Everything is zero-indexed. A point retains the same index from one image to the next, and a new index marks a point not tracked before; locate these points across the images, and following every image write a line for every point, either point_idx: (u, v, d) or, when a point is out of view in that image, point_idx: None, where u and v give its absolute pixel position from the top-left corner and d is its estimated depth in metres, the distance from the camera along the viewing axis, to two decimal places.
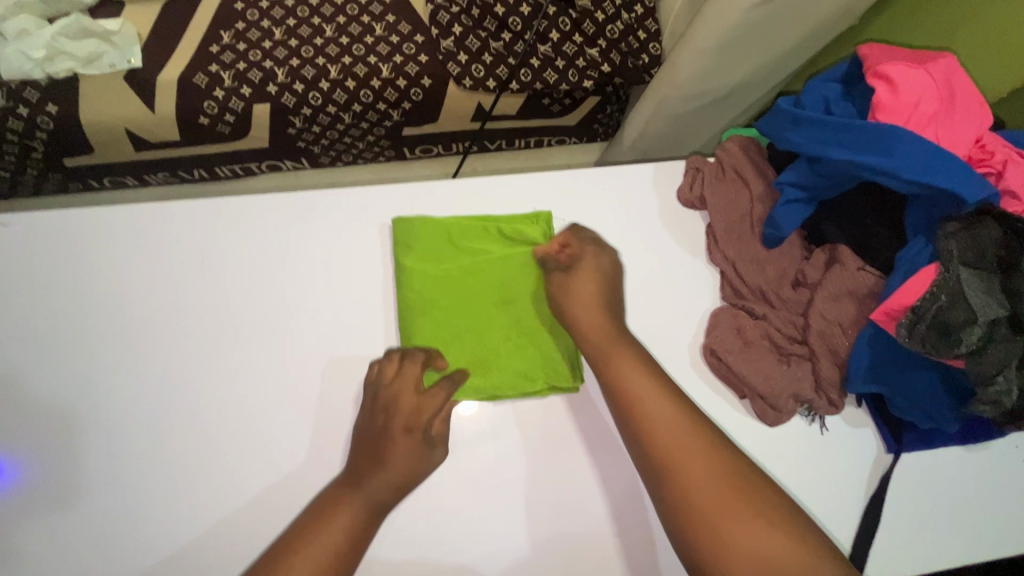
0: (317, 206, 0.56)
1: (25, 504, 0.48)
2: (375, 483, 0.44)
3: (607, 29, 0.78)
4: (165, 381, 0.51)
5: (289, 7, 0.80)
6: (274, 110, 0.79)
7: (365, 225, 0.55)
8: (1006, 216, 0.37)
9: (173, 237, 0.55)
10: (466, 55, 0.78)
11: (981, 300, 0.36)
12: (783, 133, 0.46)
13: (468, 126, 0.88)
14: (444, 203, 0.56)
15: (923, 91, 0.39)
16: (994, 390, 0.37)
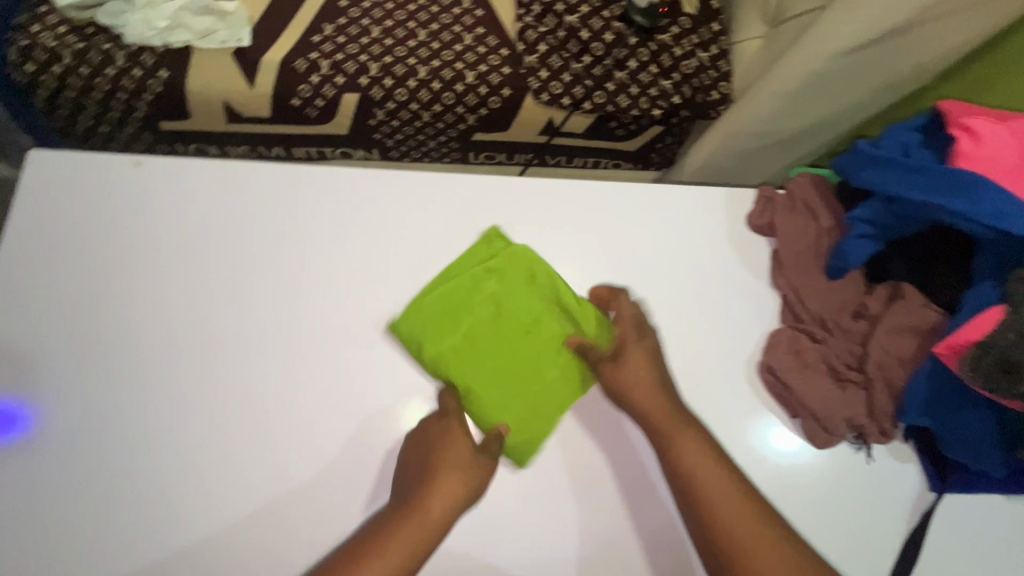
0: (404, 188, 0.57)
1: (88, 444, 0.48)
2: (446, 485, 0.45)
3: (683, 64, 0.83)
4: (238, 337, 0.51)
5: (389, 9, 0.87)
6: (361, 100, 0.85)
7: (450, 212, 0.57)
8: None
9: (262, 196, 0.55)
10: (547, 72, 0.83)
11: None
12: (859, 174, 0.49)
13: (535, 139, 0.92)
14: (526, 200, 0.58)
15: (1004, 146, 0.42)
16: None
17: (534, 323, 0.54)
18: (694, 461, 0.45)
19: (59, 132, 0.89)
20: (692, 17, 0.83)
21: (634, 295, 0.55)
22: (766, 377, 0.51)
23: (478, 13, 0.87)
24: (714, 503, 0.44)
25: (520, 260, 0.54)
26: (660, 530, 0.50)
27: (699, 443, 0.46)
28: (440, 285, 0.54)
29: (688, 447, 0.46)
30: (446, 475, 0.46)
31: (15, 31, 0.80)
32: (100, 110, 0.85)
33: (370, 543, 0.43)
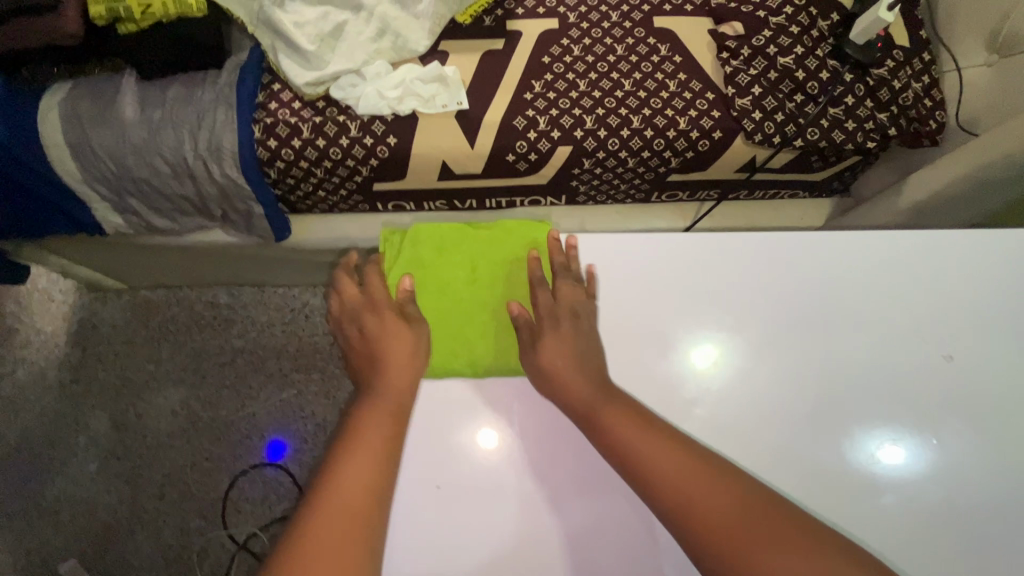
0: (728, 246, 0.60)
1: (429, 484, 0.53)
2: (389, 379, 0.53)
3: (900, 96, 0.83)
4: (367, 348, 0.56)
5: (592, 62, 0.90)
6: (573, 152, 0.88)
7: (770, 268, 0.59)
8: None
9: (609, 259, 0.61)
10: (760, 113, 0.85)
11: None
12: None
13: (732, 176, 0.94)
14: (839, 250, 0.59)
15: None
16: None
17: (474, 268, 0.63)
18: (614, 410, 0.51)
19: (278, 198, 0.94)
20: (904, 50, 0.84)
21: (969, 342, 0.56)
22: None
23: (678, 60, 0.90)
24: (642, 453, 0.48)
25: (434, 233, 0.64)
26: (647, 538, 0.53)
27: (616, 399, 0.52)
28: (804, 334, 0.57)
29: (600, 400, 0.51)
30: (372, 434, 0.49)
31: (257, 108, 0.86)
32: (325, 177, 0.90)
33: (319, 506, 0.44)
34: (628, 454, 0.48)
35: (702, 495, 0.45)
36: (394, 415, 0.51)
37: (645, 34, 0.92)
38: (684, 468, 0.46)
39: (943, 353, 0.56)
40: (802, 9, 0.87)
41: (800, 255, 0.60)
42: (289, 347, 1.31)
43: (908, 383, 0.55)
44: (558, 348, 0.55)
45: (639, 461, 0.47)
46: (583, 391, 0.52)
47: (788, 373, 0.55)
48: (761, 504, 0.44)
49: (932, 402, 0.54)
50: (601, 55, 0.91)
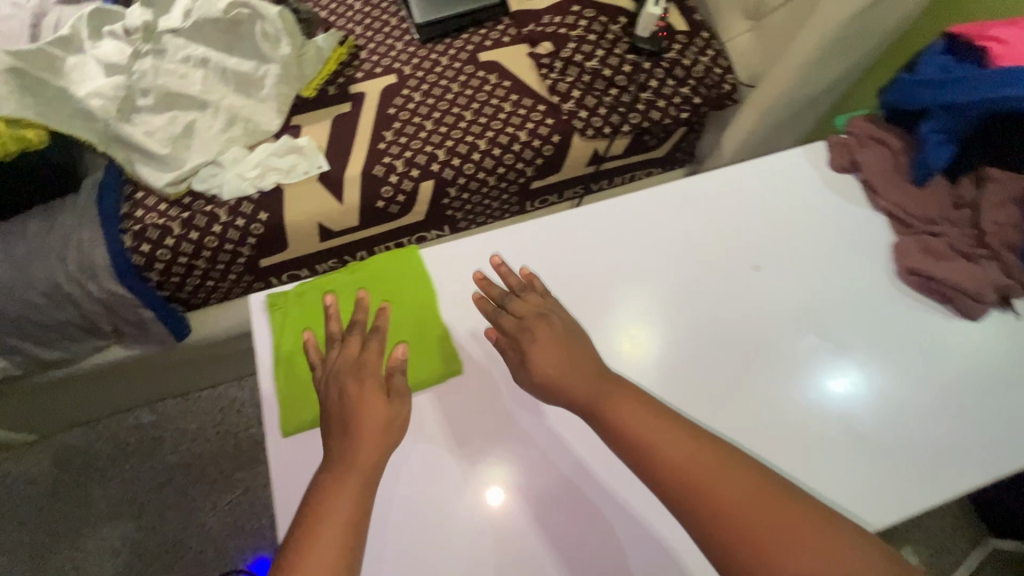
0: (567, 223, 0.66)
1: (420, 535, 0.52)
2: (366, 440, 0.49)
3: (693, 71, 0.96)
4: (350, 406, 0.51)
5: (433, 104, 1.00)
6: (435, 184, 0.95)
7: (607, 235, 0.65)
8: None
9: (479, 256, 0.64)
10: (585, 111, 0.96)
11: None
12: (961, 82, 0.58)
13: (585, 171, 1.04)
14: (660, 200, 0.67)
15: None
16: None
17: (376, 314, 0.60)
18: (615, 411, 0.51)
19: (168, 299, 0.95)
20: (685, 33, 0.98)
21: (777, 253, 0.64)
22: (911, 278, 0.61)
23: (507, 84, 1.01)
24: (651, 445, 0.49)
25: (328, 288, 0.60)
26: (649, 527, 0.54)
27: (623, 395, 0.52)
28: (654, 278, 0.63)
29: (596, 401, 0.52)
30: (346, 500, 0.46)
31: (124, 219, 0.88)
32: (210, 266, 0.93)
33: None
34: (633, 442, 0.50)
35: (717, 490, 0.46)
36: (360, 478, 0.48)
37: (475, 70, 1.03)
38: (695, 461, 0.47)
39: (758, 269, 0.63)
40: (594, 17, 0.99)
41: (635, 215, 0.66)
42: (227, 447, 1.27)
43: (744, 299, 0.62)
44: (545, 361, 0.54)
45: (645, 449, 0.49)
46: (596, 407, 0.52)
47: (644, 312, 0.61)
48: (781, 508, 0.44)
49: (765, 309, 0.61)
50: (440, 96, 1.01)
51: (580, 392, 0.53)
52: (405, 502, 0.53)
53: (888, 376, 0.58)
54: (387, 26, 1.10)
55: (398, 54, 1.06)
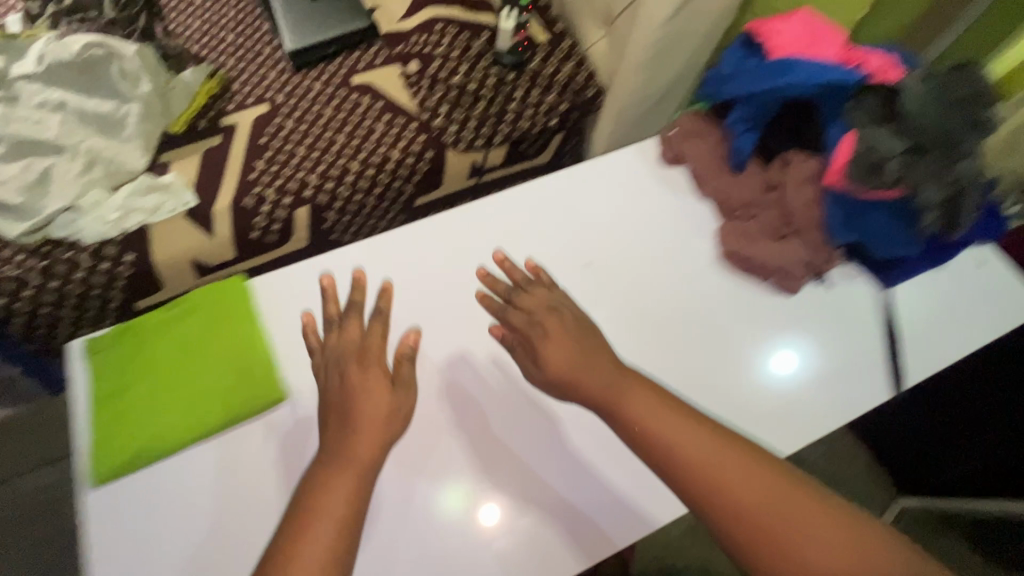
0: (395, 238, 0.65)
1: (428, 529, 0.54)
2: (357, 450, 0.51)
3: (556, 79, 1.00)
4: (366, 407, 0.53)
5: (305, 129, 1.00)
6: (311, 209, 0.95)
7: (444, 245, 0.66)
8: (879, 88, 0.55)
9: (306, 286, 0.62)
10: (455, 126, 0.98)
11: (889, 140, 0.54)
12: (755, 74, 0.61)
13: (466, 184, 1.06)
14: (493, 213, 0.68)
15: (796, 36, 0.59)
16: (925, 196, 0.55)
17: (204, 343, 0.58)
18: (638, 403, 0.53)
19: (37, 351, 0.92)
20: (545, 43, 1.02)
21: (608, 251, 0.66)
22: (731, 261, 0.64)
23: (379, 104, 1.02)
24: (677, 439, 0.50)
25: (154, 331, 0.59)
26: (624, 499, 0.56)
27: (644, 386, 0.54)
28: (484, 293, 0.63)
29: (611, 396, 0.54)
30: (339, 495, 0.49)
31: None
32: (77, 313, 0.90)
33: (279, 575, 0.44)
34: (643, 432, 0.51)
35: (739, 489, 0.47)
36: (353, 483, 0.49)
37: (347, 93, 1.04)
38: (717, 453, 0.49)
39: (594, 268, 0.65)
40: (456, 34, 1.01)
41: (473, 229, 0.67)
42: None
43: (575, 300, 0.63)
44: (557, 357, 0.56)
45: (653, 441, 0.51)
46: (599, 398, 0.54)
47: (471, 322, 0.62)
48: (789, 492, 0.47)
49: (602, 307, 0.63)
50: (312, 121, 1.01)
51: (595, 386, 0.54)
52: (413, 496, 0.55)
53: (824, 344, 0.62)
54: (259, 56, 1.10)
55: (271, 83, 1.06)
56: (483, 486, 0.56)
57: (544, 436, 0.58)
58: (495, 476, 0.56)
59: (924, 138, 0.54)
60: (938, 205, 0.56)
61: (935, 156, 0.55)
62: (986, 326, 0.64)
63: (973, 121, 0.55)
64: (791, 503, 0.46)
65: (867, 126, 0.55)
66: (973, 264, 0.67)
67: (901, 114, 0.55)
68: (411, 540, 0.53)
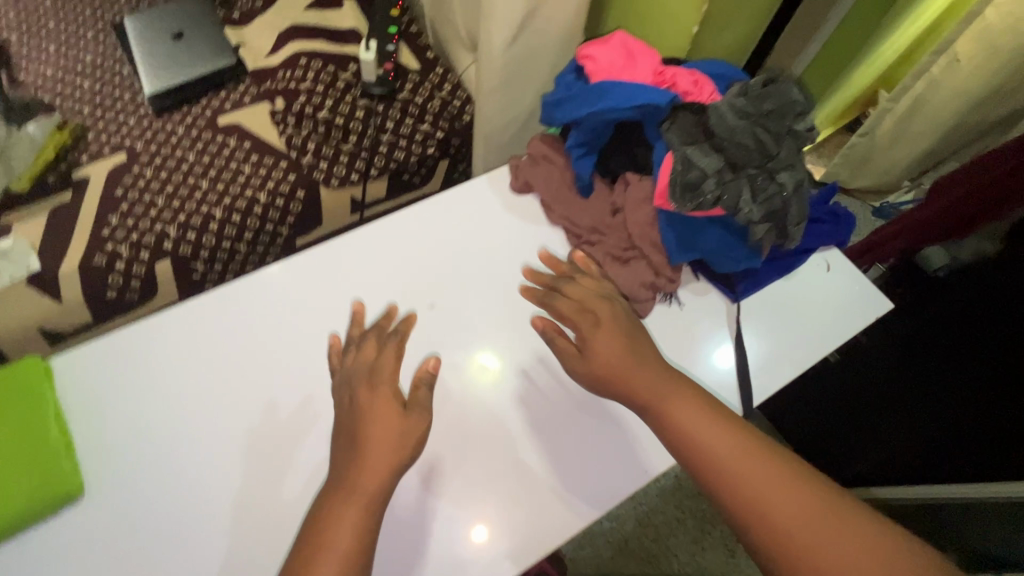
0: (236, 296, 0.66)
1: (443, 509, 0.56)
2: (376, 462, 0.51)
3: (429, 107, 0.98)
4: (376, 422, 0.53)
5: (165, 177, 0.94)
6: (175, 261, 0.90)
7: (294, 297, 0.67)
8: (690, 107, 0.54)
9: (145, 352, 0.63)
10: (326, 163, 0.94)
11: (702, 160, 0.53)
12: (578, 100, 0.59)
13: (349, 219, 1.02)
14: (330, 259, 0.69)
15: (612, 57, 0.58)
16: (745, 214, 0.54)
17: None
18: (669, 401, 0.52)
19: None
20: (417, 72, 1.00)
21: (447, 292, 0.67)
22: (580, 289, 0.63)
23: (247, 145, 0.97)
24: (701, 439, 0.49)
25: None
26: (626, 454, 0.59)
27: (668, 384, 0.53)
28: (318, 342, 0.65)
29: (656, 392, 0.53)
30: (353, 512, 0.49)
31: None
32: None
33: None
34: (684, 436, 0.50)
35: (757, 485, 0.46)
36: (368, 495, 0.49)
37: (213, 135, 0.98)
38: (735, 454, 0.48)
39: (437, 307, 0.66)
40: (321, 69, 0.98)
41: (311, 277, 0.68)
42: None
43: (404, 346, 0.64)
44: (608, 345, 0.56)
45: (693, 447, 0.49)
46: (642, 400, 0.53)
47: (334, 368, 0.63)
48: (822, 510, 0.44)
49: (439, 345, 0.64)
50: (175, 167, 0.95)
51: (640, 384, 0.53)
52: (429, 478, 0.57)
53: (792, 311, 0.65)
54: (118, 101, 1.02)
55: (131, 129, 0.99)
56: (490, 462, 0.58)
57: (551, 403, 0.61)
58: (506, 449, 0.59)
59: (737, 155, 0.54)
60: (764, 220, 0.56)
61: (753, 171, 0.54)
62: (839, 327, 0.64)
63: (789, 130, 0.55)
64: (822, 523, 0.43)
65: (685, 146, 0.54)
66: (822, 266, 0.67)
67: (712, 133, 0.54)
68: (441, 518, 0.55)
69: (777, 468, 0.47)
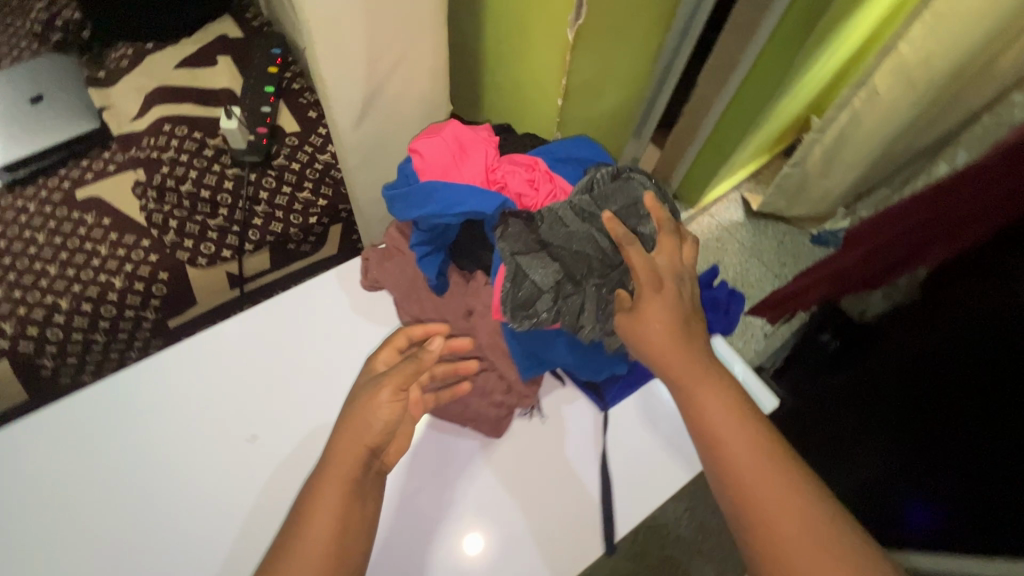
0: (122, 388, 0.57)
1: (461, 511, 0.52)
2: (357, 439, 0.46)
3: (308, 173, 0.91)
4: (374, 406, 0.47)
5: (9, 263, 0.84)
6: (15, 359, 0.80)
7: (154, 403, 0.57)
8: (517, 213, 0.50)
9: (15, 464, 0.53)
10: (191, 240, 0.86)
11: (536, 273, 0.48)
12: (409, 196, 0.51)
13: (229, 295, 0.93)
14: (196, 352, 0.60)
15: (442, 150, 0.51)
16: (586, 331, 0.49)
17: None
18: (710, 396, 0.45)
19: None
20: (297, 134, 0.93)
21: (276, 419, 0.58)
22: None
23: (105, 221, 0.87)
24: (739, 447, 0.42)
25: None
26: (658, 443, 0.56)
27: (712, 374, 0.46)
28: (201, 447, 0.56)
29: (695, 375, 0.45)
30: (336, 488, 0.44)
31: None
32: None
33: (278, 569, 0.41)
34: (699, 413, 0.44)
35: (767, 509, 0.40)
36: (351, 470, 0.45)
37: (69, 211, 0.89)
38: (753, 461, 0.42)
39: (274, 441, 0.57)
40: (188, 137, 0.91)
41: (172, 378, 0.58)
42: None
43: (227, 495, 0.54)
44: (656, 315, 0.46)
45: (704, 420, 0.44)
46: (670, 355, 0.46)
47: (202, 505, 0.53)
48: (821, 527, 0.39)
49: (268, 489, 0.55)
50: (22, 251, 0.85)
51: (677, 361, 0.46)
52: (446, 480, 0.53)
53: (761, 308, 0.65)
54: None
55: None
56: (515, 464, 0.54)
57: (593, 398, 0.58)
58: (526, 449, 0.55)
59: (574, 265, 0.49)
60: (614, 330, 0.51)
61: (597, 282, 0.49)
62: None
63: (638, 231, 0.51)
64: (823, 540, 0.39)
65: (518, 255, 0.48)
66: None
67: (546, 241, 0.49)
68: (459, 521, 0.52)
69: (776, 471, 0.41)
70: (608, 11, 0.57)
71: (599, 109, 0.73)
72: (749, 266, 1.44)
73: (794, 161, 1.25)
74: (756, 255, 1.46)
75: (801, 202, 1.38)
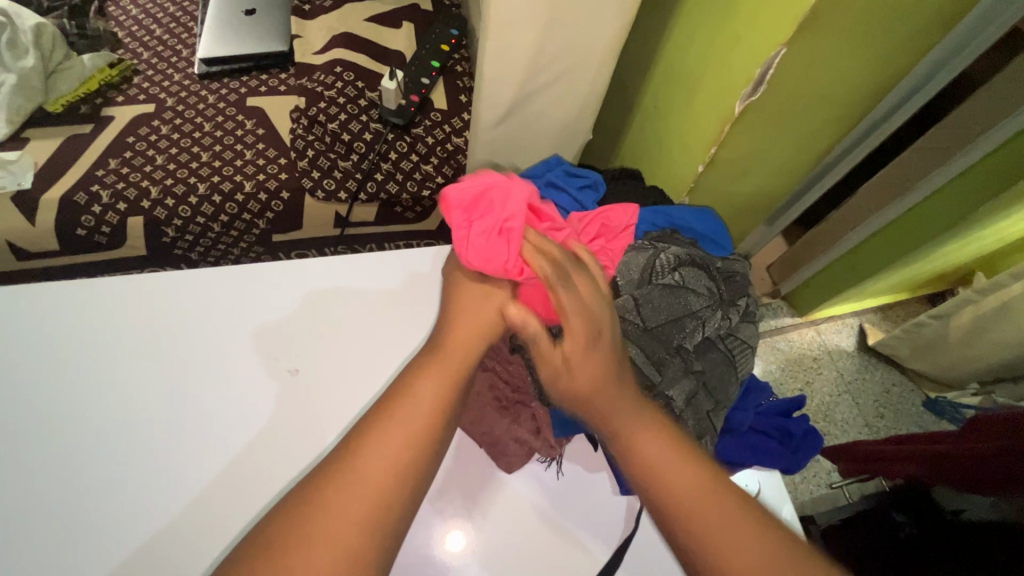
0: (200, 281, 0.60)
1: (485, 524, 0.54)
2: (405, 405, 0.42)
3: (437, 150, 0.95)
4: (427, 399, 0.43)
5: (175, 138, 0.96)
6: (147, 221, 0.91)
7: (221, 312, 0.59)
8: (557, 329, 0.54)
9: (96, 313, 0.57)
10: (318, 172, 0.93)
11: None
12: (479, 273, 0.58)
13: (330, 232, 0.99)
14: (275, 277, 0.61)
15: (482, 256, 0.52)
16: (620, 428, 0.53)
17: None
18: (645, 445, 0.42)
19: None
20: (443, 112, 0.98)
21: (322, 369, 0.58)
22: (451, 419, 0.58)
23: (260, 131, 0.97)
24: (678, 489, 0.40)
25: None
26: None
27: (625, 394, 0.44)
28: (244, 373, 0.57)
29: (631, 420, 0.43)
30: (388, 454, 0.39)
31: None
32: None
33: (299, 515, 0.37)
34: (641, 464, 0.41)
35: (724, 546, 0.37)
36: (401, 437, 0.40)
37: (236, 112, 0.99)
38: (704, 505, 0.39)
39: (294, 380, 0.57)
40: (351, 83, 0.98)
41: (240, 299, 0.60)
42: None
43: (228, 411, 0.55)
44: (587, 369, 0.45)
45: (638, 467, 0.41)
46: (597, 395, 0.44)
47: (216, 414, 0.55)
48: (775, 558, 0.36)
49: (295, 433, 0.55)
50: (187, 132, 0.97)
51: (611, 403, 0.44)
52: (490, 488, 0.56)
53: None
54: (175, 55, 1.07)
55: (170, 85, 1.03)
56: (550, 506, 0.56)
57: None
58: (568, 502, 0.56)
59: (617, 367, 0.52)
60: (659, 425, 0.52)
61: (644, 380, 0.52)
62: None
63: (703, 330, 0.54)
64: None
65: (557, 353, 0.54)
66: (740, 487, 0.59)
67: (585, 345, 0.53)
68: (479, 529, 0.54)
69: (726, 508, 0.39)
70: (786, 100, 0.55)
71: (742, 187, 0.69)
72: (840, 401, 1.28)
73: (936, 313, 1.10)
74: (853, 394, 1.30)
75: (926, 359, 1.20)
